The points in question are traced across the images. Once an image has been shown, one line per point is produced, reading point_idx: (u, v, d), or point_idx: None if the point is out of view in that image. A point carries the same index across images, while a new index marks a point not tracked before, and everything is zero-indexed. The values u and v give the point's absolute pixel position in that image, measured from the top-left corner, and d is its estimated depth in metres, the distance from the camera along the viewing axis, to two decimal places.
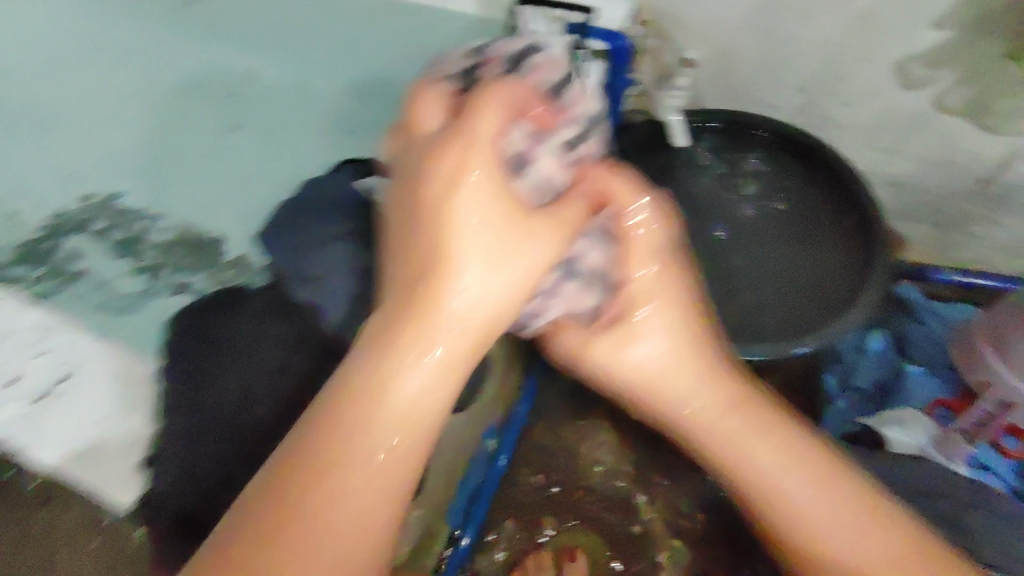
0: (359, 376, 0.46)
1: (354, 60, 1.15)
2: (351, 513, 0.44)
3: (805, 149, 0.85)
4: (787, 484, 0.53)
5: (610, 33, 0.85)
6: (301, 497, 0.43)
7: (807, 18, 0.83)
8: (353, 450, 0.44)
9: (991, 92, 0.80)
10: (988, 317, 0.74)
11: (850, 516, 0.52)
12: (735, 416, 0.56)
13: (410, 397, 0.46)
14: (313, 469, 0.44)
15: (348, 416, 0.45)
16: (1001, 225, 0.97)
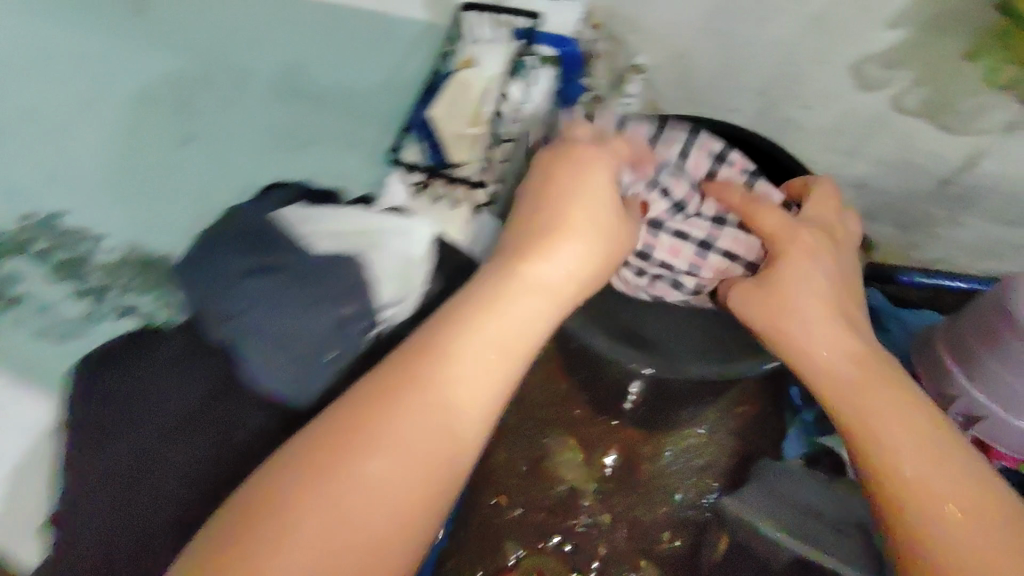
0: (464, 321, 0.46)
1: (309, 70, 1.13)
2: (417, 431, 0.41)
3: (754, 148, 0.82)
4: (904, 447, 0.49)
5: (556, 39, 0.78)
6: (388, 401, 0.41)
7: (761, 22, 0.79)
8: (447, 369, 0.44)
9: (950, 92, 0.77)
10: (950, 329, 0.72)
11: (937, 478, 0.48)
12: (847, 369, 0.55)
13: (497, 354, 0.45)
14: (383, 408, 0.41)
15: (456, 333, 0.45)
16: (962, 225, 0.95)
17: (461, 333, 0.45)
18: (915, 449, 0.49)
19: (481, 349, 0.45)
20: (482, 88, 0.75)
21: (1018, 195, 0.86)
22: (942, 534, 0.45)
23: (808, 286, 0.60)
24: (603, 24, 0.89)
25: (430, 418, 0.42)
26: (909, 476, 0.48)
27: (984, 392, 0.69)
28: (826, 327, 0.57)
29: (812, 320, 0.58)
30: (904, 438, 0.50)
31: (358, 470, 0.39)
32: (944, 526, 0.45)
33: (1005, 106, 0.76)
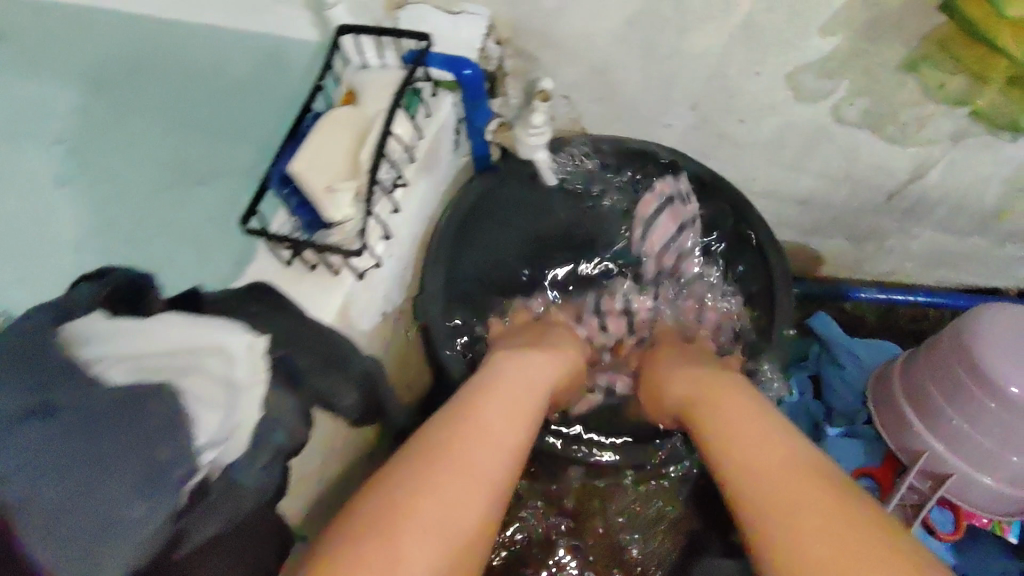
0: (483, 402, 0.57)
1: (147, 90, 0.88)
2: (442, 497, 0.47)
3: (687, 175, 0.73)
4: (767, 455, 0.50)
5: (452, 60, 0.69)
6: (412, 475, 0.48)
7: (683, 32, 0.65)
8: (459, 447, 0.51)
9: (892, 102, 0.67)
10: (907, 372, 0.66)
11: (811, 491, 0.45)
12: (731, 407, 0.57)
13: (510, 434, 0.54)
14: (433, 473, 0.48)
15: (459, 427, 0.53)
16: (914, 236, 0.85)
17: (489, 414, 0.55)
18: (789, 456, 0.49)
19: (500, 435, 0.54)
20: (363, 127, 0.61)
21: (966, 207, 0.78)
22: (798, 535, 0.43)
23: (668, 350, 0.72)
24: (510, 39, 0.72)
25: (463, 488, 0.48)
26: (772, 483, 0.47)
27: (948, 447, 0.62)
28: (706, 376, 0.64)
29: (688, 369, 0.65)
30: (773, 449, 0.50)
31: (399, 534, 0.44)
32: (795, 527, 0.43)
33: (950, 116, 0.66)
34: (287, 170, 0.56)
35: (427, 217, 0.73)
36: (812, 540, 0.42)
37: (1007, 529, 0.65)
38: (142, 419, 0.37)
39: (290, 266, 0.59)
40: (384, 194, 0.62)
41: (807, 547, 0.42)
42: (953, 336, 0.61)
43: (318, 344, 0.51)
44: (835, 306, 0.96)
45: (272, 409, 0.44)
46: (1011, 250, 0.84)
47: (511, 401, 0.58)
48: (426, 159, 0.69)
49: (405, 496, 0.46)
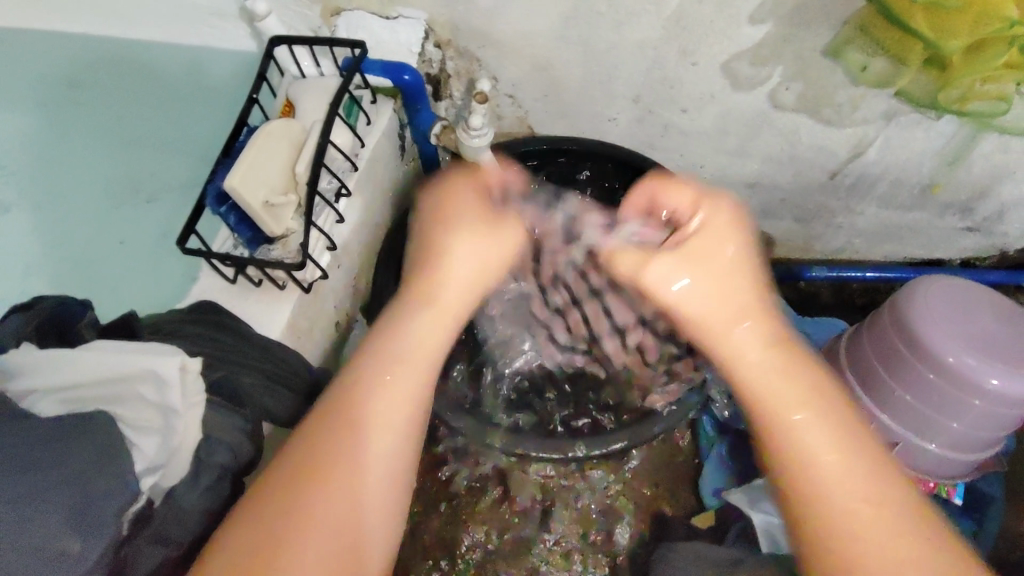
0: (372, 377, 0.44)
1: (55, 110, 0.82)
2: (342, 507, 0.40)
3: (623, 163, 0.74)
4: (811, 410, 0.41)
5: (390, 66, 0.68)
6: (303, 472, 0.41)
7: (618, 25, 0.64)
8: (352, 422, 0.42)
9: (825, 85, 0.67)
10: (852, 348, 0.68)
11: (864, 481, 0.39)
12: (764, 355, 0.44)
13: (412, 381, 0.44)
14: (323, 479, 0.40)
15: (346, 406, 0.43)
16: (861, 213, 0.85)
17: (375, 366, 0.44)
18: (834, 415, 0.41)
19: (401, 373, 0.44)
20: (300, 139, 0.60)
21: (905, 180, 0.78)
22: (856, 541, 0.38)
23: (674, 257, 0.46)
24: (450, 40, 0.71)
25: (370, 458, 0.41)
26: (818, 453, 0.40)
27: (894, 417, 0.64)
28: (740, 315, 0.45)
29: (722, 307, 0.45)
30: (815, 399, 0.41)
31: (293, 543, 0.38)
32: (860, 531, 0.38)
33: (879, 95, 0.67)
34: (224, 186, 0.54)
35: (374, 225, 0.74)
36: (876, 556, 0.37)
37: (954, 492, 0.69)
38: (68, 456, 0.37)
39: (237, 281, 0.59)
40: (327, 206, 0.63)
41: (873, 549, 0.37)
42: (893, 310, 0.63)
43: (260, 361, 0.51)
44: (791, 285, 0.97)
45: (212, 428, 0.44)
46: (951, 221, 0.83)
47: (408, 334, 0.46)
48: (369, 169, 0.69)
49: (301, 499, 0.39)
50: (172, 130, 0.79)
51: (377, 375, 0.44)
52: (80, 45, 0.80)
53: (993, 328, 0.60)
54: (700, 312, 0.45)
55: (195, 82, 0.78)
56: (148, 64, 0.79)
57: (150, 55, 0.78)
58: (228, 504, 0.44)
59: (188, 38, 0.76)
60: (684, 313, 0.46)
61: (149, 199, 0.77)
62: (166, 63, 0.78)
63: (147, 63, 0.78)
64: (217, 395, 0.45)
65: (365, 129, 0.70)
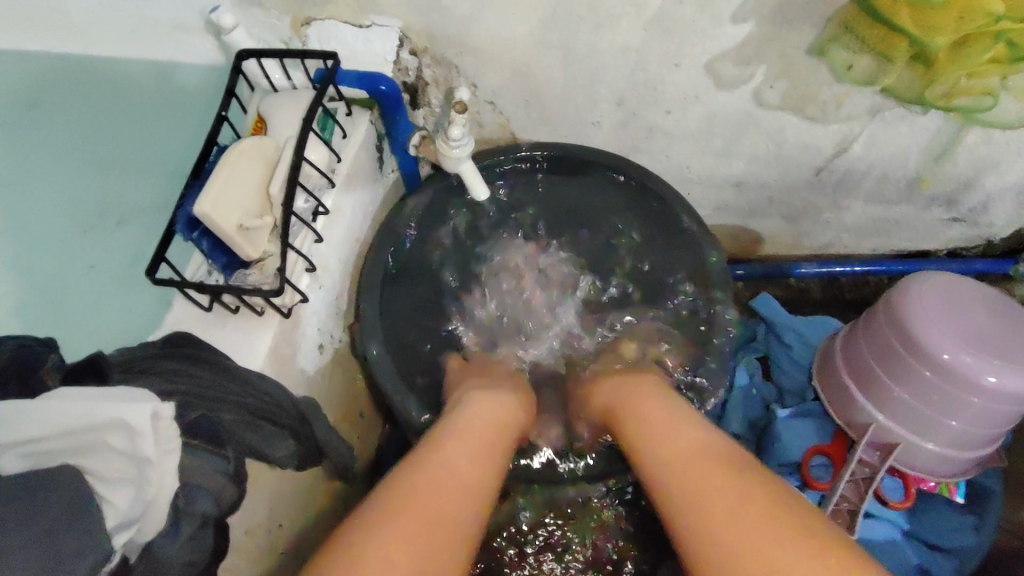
0: (462, 435, 0.56)
1: None
2: (422, 520, 0.48)
3: (600, 167, 0.74)
4: (698, 454, 0.52)
5: (365, 76, 0.67)
6: (407, 492, 0.49)
7: (598, 29, 0.63)
8: (444, 460, 0.53)
9: (809, 83, 0.66)
10: (849, 349, 0.67)
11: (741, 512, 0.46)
12: (656, 395, 0.60)
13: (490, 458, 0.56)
14: (423, 490, 0.50)
15: (443, 447, 0.54)
16: (847, 209, 0.84)
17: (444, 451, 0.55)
18: (706, 444, 0.52)
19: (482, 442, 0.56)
20: (273, 158, 0.58)
21: (891, 175, 0.77)
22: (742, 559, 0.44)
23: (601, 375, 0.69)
24: (427, 48, 0.68)
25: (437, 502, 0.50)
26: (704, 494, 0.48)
27: (891, 418, 0.64)
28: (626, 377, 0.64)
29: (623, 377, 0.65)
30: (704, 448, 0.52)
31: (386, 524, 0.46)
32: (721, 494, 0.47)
33: (863, 92, 0.66)
34: (194, 211, 0.51)
35: (354, 242, 0.71)
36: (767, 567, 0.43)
37: (955, 491, 0.69)
38: (33, 516, 0.34)
39: (212, 308, 0.56)
40: (305, 225, 0.61)
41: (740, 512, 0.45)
42: (888, 309, 0.62)
43: (242, 396, 0.48)
44: (780, 282, 0.97)
45: (191, 476, 0.41)
46: (937, 214, 0.83)
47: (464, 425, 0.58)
48: (347, 183, 0.67)
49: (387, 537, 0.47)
50: (138, 148, 0.75)
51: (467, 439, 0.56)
52: (34, 63, 0.76)
53: (987, 324, 0.60)
54: (603, 393, 0.65)
55: (162, 97, 0.75)
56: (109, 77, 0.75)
57: (113, 68, 0.75)
58: (213, 553, 0.43)
59: (152, 52, 0.74)
60: (606, 400, 0.64)
61: (119, 222, 0.72)
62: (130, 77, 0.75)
63: (109, 76, 0.75)
64: (196, 438, 0.43)
65: (341, 143, 0.68)
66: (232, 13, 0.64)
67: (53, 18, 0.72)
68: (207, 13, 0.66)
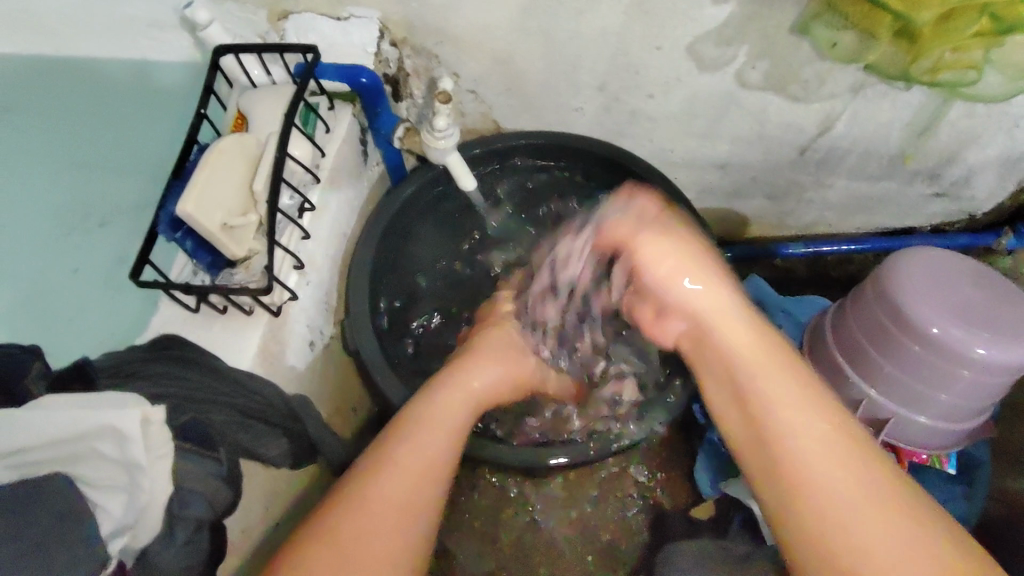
0: (422, 422, 0.54)
1: None
2: (378, 516, 0.46)
3: (586, 151, 0.73)
4: (797, 414, 0.43)
5: (345, 68, 0.64)
6: (360, 470, 0.49)
7: (579, 13, 0.62)
8: (401, 440, 0.51)
9: (791, 62, 0.66)
10: (838, 325, 0.68)
11: (850, 466, 0.40)
12: (720, 311, 0.50)
13: (438, 443, 0.52)
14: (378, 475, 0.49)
15: (412, 423, 0.53)
16: (833, 187, 0.85)
17: (418, 423, 0.53)
18: (809, 400, 0.43)
19: (432, 433, 0.53)
20: (256, 155, 0.57)
21: (875, 151, 0.77)
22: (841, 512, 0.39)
23: (668, 255, 0.53)
24: (406, 38, 0.67)
25: (405, 476, 0.49)
26: (807, 452, 0.41)
27: (880, 392, 0.65)
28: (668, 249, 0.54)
29: (674, 269, 0.53)
30: (811, 407, 0.43)
31: (356, 509, 0.46)
32: (816, 470, 0.40)
33: (846, 70, 0.66)
34: (176, 209, 0.50)
35: (342, 237, 0.71)
36: (863, 530, 0.38)
37: (946, 462, 0.68)
38: (26, 528, 0.34)
39: (200, 309, 0.56)
40: (291, 222, 0.60)
41: (836, 488, 0.39)
42: (875, 283, 0.63)
43: (233, 397, 0.47)
44: (766, 262, 0.98)
45: (185, 480, 0.41)
46: (920, 189, 0.84)
47: (437, 404, 0.56)
48: (332, 178, 0.67)
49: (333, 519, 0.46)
50: (112, 148, 0.73)
51: (427, 426, 0.53)
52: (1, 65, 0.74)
53: (974, 297, 0.60)
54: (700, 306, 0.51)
55: (128, 92, 0.73)
56: (70, 77, 0.74)
57: (75, 67, 0.74)
58: (212, 555, 0.42)
59: (122, 49, 0.72)
60: (679, 303, 0.52)
61: (103, 223, 0.69)
62: (93, 76, 0.74)
63: (71, 74, 0.74)
64: (188, 440, 0.42)
65: (325, 138, 0.67)
66: (206, 8, 0.63)
67: (19, 19, 0.69)
68: (181, 9, 0.64)
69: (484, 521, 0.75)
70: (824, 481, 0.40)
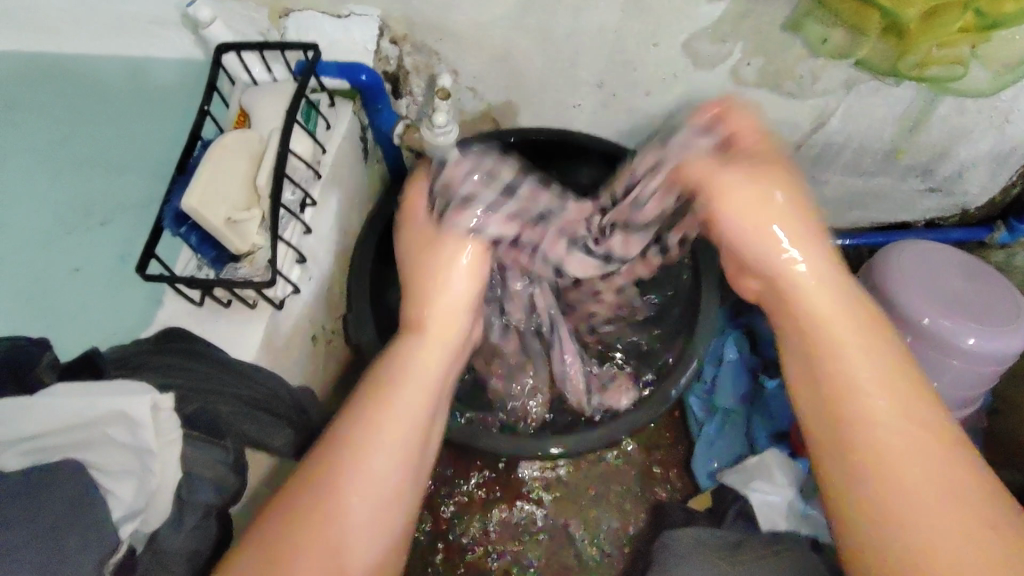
0: (392, 387, 0.46)
1: None
2: (354, 503, 0.41)
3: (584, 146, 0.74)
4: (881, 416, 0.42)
5: (346, 68, 0.65)
6: (323, 451, 0.43)
7: (576, 11, 0.63)
8: (364, 411, 0.44)
9: (785, 59, 0.67)
10: None
11: (932, 467, 0.39)
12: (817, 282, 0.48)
13: (410, 410, 0.45)
14: (347, 458, 0.42)
15: (378, 387, 0.46)
16: (827, 183, 0.86)
17: (384, 387, 0.46)
18: (887, 396, 0.42)
19: (406, 398, 0.46)
20: (259, 151, 0.58)
21: (868, 146, 0.78)
22: (909, 518, 0.38)
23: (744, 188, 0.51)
24: (406, 36, 0.68)
25: (381, 456, 0.43)
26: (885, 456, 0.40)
27: None
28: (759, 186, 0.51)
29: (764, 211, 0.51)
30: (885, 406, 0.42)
31: (331, 500, 0.41)
32: (897, 473, 0.40)
33: (839, 66, 0.67)
34: (181, 203, 0.51)
35: (343, 232, 0.71)
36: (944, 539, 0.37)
37: None
38: (38, 510, 0.34)
39: (205, 303, 0.57)
40: (293, 217, 0.61)
41: (915, 495, 0.39)
42: (869, 275, 0.64)
43: (238, 388, 0.48)
44: None
45: (192, 466, 0.42)
46: (914, 184, 0.85)
47: (409, 362, 0.48)
48: (334, 174, 0.67)
49: (293, 514, 0.40)
50: (112, 146, 0.73)
51: (394, 395, 0.45)
52: None
53: (965, 289, 0.62)
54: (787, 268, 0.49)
55: (126, 91, 0.74)
56: (65, 76, 0.74)
57: (71, 66, 0.74)
58: (218, 541, 0.43)
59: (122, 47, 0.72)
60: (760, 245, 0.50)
61: (105, 220, 0.70)
62: (89, 75, 0.74)
63: (66, 73, 0.74)
64: (195, 428, 0.44)
65: (326, 134, 0.67)
66: (209, 7, 0.64)
67: (22, 18, 0.70)
68: (183, 8, 0.65)
69: (484, 514, 0.75)
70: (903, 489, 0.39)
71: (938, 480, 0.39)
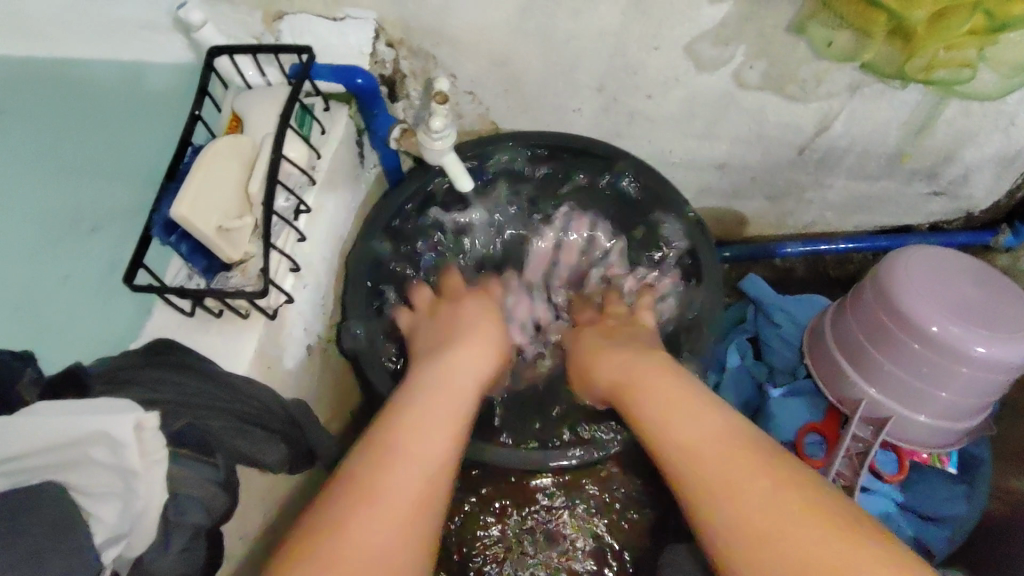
0: (413, 406, 0.53)
1: None
2: (381, 507, 0.45)
3: (584, 150, 0.72)
4: (712, 444, 0.49)
5: (340, 69, 0.64)
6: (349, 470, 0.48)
7: (576, 14, 0.62)
8: (390, 432, 0.50)
9: (788, 63, 0.66)
10: (838, 325, 0.67)
11: (765, 481, 0.45)
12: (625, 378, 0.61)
13: (433, 433, 0.51)
14: (375, 470, 0.47)
15: (404, 408, 0.53)
16: (830, 187, 0.85)
17: (406, 410, 0.52)
18: (724, 436, 0.49)
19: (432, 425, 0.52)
20: (252, 156, 0.56)
21: (872, 150, 0.77)
22: (767, 529, 0.43)
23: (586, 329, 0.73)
24: (402, 40, 0.67)
25: (407, 467, 0.47)
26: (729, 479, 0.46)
27: (880, 391, 0.64)
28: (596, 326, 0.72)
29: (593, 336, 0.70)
30: (722, 439, 0.49)
31: (358, 507, 0.45)
32: (735, 494, 0.45)
33: (844, 68, 0.65)
34: (170, 211, 0.49)
35: (338, 238, 0.70)
36: (792, 537, 0.42)
37: (947, 461, 0.71)
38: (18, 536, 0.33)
39: (195, 313, 0.55)
40: (287, 224, 0.59)
41: (756, 506, 0.44)
42: (875, 282, 0.63)
43: (230, 402, 0.47)
44: (767, 263, 0.97)
45: (181, 485, 0.41)
46: (918, 188, 0.84)
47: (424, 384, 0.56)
48: (328, 179, 0.66)
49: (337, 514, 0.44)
50: (102, 152, 0.72)
51: (414, 419, 0.51)
52: None
53: (973, 296, 0.60)
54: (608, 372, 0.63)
55: (120, 96, 0.73)
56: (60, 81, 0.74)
57: (66, 72, 0.74)
58: (208, 563, 0.42)
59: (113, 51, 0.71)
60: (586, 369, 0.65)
61: (94, 227, 0.68)
62: (83, 80, 0.73)
63: (61, 79, 0.73)
64: (184, 445, 0.42)
65: (320, 139, 0.66)
66: (200, 10, 0.62)
67: (8, 22, 0.69)
68: (174, 11, 0.64)
69: None
70: (756, 511, 0.44)
71: (776, 497, 0.44)
